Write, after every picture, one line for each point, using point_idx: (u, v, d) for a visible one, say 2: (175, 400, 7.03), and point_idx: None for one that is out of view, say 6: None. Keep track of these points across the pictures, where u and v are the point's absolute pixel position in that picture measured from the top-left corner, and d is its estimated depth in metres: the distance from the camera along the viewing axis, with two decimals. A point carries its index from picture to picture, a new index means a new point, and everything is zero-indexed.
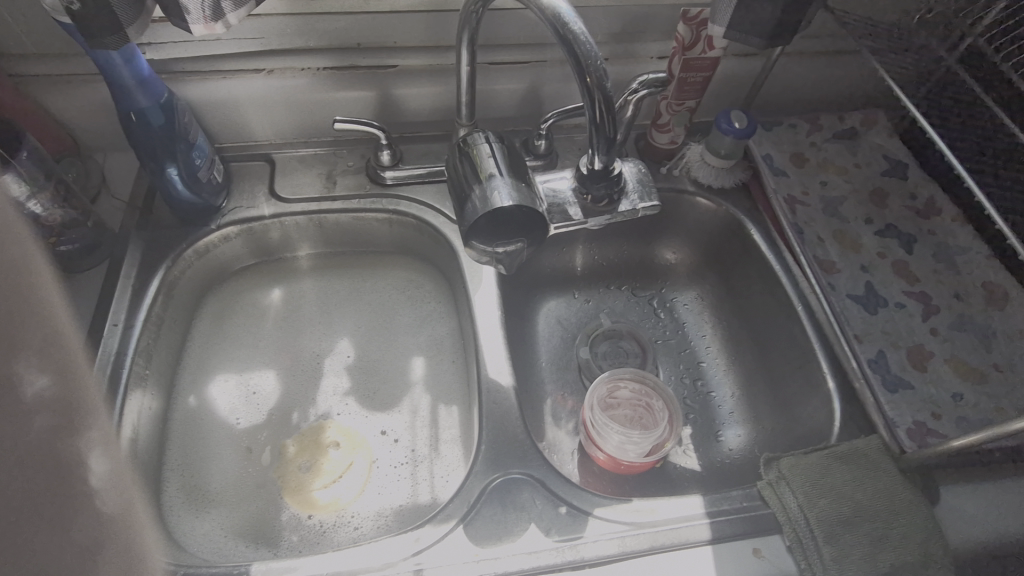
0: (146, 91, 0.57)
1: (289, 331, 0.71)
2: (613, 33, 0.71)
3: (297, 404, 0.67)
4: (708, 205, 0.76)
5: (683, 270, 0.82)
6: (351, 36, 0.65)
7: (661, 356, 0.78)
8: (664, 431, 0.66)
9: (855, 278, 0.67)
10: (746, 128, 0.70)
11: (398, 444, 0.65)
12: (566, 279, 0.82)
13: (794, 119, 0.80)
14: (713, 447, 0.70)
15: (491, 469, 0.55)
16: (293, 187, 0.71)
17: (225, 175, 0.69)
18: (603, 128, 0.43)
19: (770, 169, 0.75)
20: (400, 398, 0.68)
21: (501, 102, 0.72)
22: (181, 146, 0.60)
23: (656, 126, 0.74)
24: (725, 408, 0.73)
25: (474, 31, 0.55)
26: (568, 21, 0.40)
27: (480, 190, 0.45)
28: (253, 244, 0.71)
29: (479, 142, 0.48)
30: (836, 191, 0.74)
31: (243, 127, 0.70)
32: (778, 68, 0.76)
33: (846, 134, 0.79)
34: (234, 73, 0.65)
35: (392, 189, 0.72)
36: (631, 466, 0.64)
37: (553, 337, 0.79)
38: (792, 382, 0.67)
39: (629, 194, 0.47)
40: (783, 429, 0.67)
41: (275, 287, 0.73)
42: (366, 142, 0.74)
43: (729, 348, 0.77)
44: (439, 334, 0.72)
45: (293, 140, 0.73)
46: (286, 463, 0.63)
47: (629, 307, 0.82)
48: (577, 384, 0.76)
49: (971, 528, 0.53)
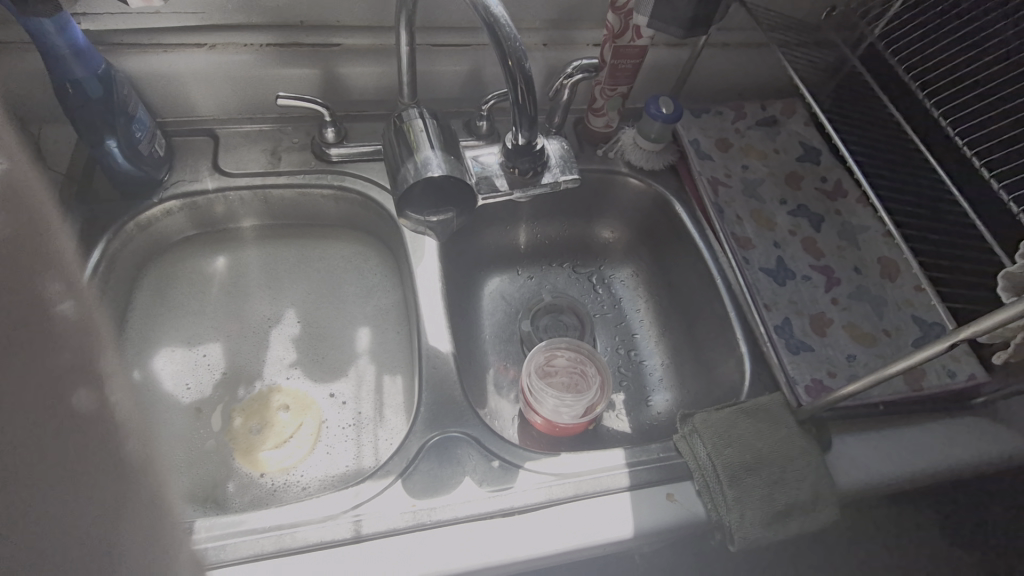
0: (83, 61, 0.57)
1: (235, 304, 0.72)
2: (551, 20, 0.74)
3: (243, 374, 0.68)
4: (640, 185, 0.81)
5: (620, 248, 0.88)
6: (294, 13, 0.66)
7: (598, 327, 0.83)
8: (596, 394, 0.70)
9: (768, 254, 0.74)
10: (673, 113, 0.75)
11: (345, 409, 0.68)
12: (509, 256, 0.86)
13: (721, 106, 0.86)
14: (643, 410, 0.76)
15: (430, 427, 0.58)
16: (238, 162, 0.72)
17: (168, 149, 0.69)
18: (525, 107, 0.47)
19: (696, 153, 0.80)
20: (346, 367, 0.71)
21: (444, 83, 0.75)
22: (121, 118, 0.60)
23: (592, 110, 0.79)
24: (654, 375, 0.79)
25: (411, 12, 0.57)
26: (491, 6, 0.43)
27: (412, 163, 0.48)
28: (197, 217, 0.72)
29: (413, 118, 0.51)
30: (756, 174, 0.81)
31: (186, 102, 0.70)
32: (705, 58, 0.81)
33: (766, 122, 0.85)
34: (175, 47, 0.66)
35: (337, 165, 0.73)
36: (565, 428, 0.68)
37: (497, 310, 0.83)
38: (712, 348, 0.73)
39: (552, 168, 0.52)
40: (703, 392, 0.74)
41: (220, 262, 0.74)
42: (311, 120, 0.76)
43: (659, 320, 0.82)
44: (385, 306, 0.75)
45: (237, 116, 0.74)
46: (236, 427, 0.65)
47: (569, 283, 0.87)
48: (518, 354, 0.80)
49: (857, 471, 0.60)
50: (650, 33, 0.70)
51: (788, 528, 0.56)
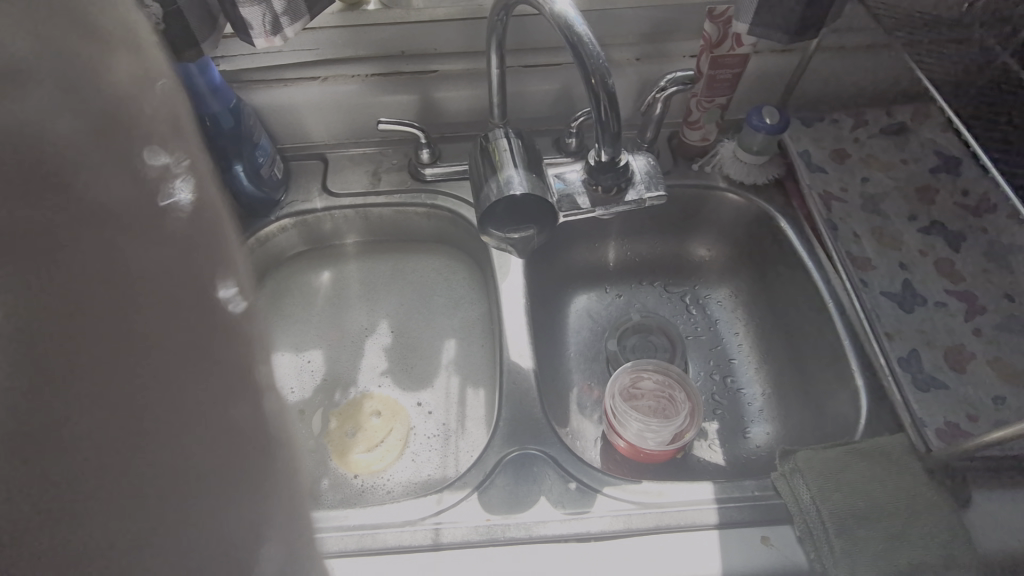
0: (219, 98, 0.65)
1: (337, 315, 0.78)
2: (644, 35, 0.73)
3: (341, 381, 0.73)
4: (739, 200, 0.76)
5: (717, 267, 0.83)
6: (396, 44, 0.71)
7: (691, 351, 0.79)
8: (685, 421, 0.66)
9: (891, 276, 0.66)
10: (777, 123, 0.70)
11: (431, 419, 0.70)
12: (597, 273, 0.84)
13: (836, 115, 0.78)
14: (740, 443, 0.70)
15: (509, 443, 0.58)
16: (343, 183, 0.78)
17: (286, 173, 0.77)
18: (607, 125, 0.46)
19: (806, 165, 0.74)
20: (433, 377, 0.73)
21: (535, 102, 0.76)
22: (247, 146, 0.69)
23: (686, 123, 0.76)
24: (753, 406, 0.72)
25: (500, 38, 0.59)
26: (575, 26, 0.43)
27: (495, 182, 0.49)
28: (308, 234, 0.79)
29: (499, 138, 0.52)
30: (877, 187, 0.72)
31: (303, 130, 0.78)
32: (817, 64, 0.75)
33: (892, 129, 0.77)
34: (294, 81, 0.73)
35: (432, 185, 0.77)
36: (650, 454, 0.65)
37: (583, 327, 0.81)
38: (822, 381, 0.66)
39: (636, 185, 0.50)
40: (810, 428, 0.66)
41: (325, 272, 0.81)
42: (409, 143, 0.81)
43: (760, 345, 0.76)
44: (471, 318, 0.77)
45: (345, 141, 0.80)
46: (332, 431, 0.69)
47: (660, 302, 0.83)
48: (604, 374, 0.77)
49: (1005, 535, 0.51)
50: (752, 40, 0.66)
51: None
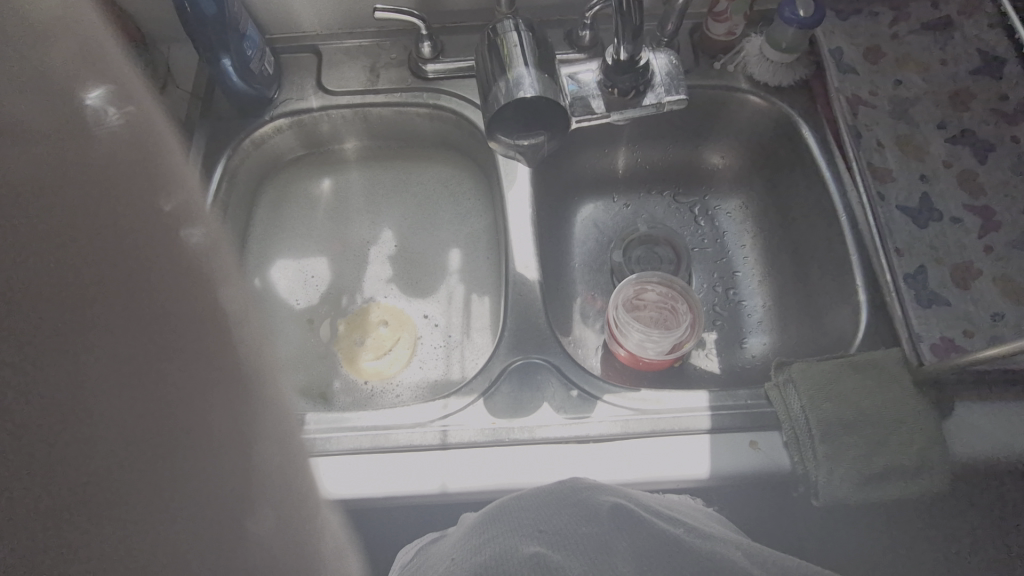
0: None
1: (340, 223, 0.77)
2: None
3: (346, 288, 0.74)
4: (760, 105, 0.72)
5: (730, 176, 0.80)
6: None
7: (696, 263, 0.78)
8: (686, 332, 0.68)
9: (910, 190, 0.64)
10: (811, 17, 0.64)
11: (437, 328, 0.71)
12: (605, 182, 0.81)
13: (877, 5, 0.71)
14: (737, 352, 0.72)
15: (513, 352, 0.60)
16: (338, 80, 0.73)
17: (277, 67, 0.71)
18: (629, 16, 0.42)
19: (837, 65, 0.69)
20: (438, 287, 0.74)
21: None
22: (233, 36, 0.63)
23: (711, 14, 0.70)
24: (753, 318, 0.74)
25: None
26: None
27: (504, 82, 0.45)
28: (305, 136, 0.75)
29: (508, 32, 0.48)
30: (911, 92, 0.68)
31: (291, 16, 0.71)
32: None
33: (937, 24, 0.70)
34: None
35: (433, 83, 0.72)
36: (649, 363, 0.67)
37: (588, 237, 0.80)
38: (825, 295, 0.67)
39: (655, 87, 0.47)
40: (807, 339, 0.68)
41: (326, 178, 0.79)
42: (408, 34, 0.74)
43: (767, 258, 0.76)
44: (476, 228, 0.76)
45: (338, 31, 0.74)
46: (341, 339, 0.71)
47: (669, 213, 0.82)
48: (607, 285, 0.78)
49: (981, 442, 0.54)
50: None
51: (885, 492, 0.52)
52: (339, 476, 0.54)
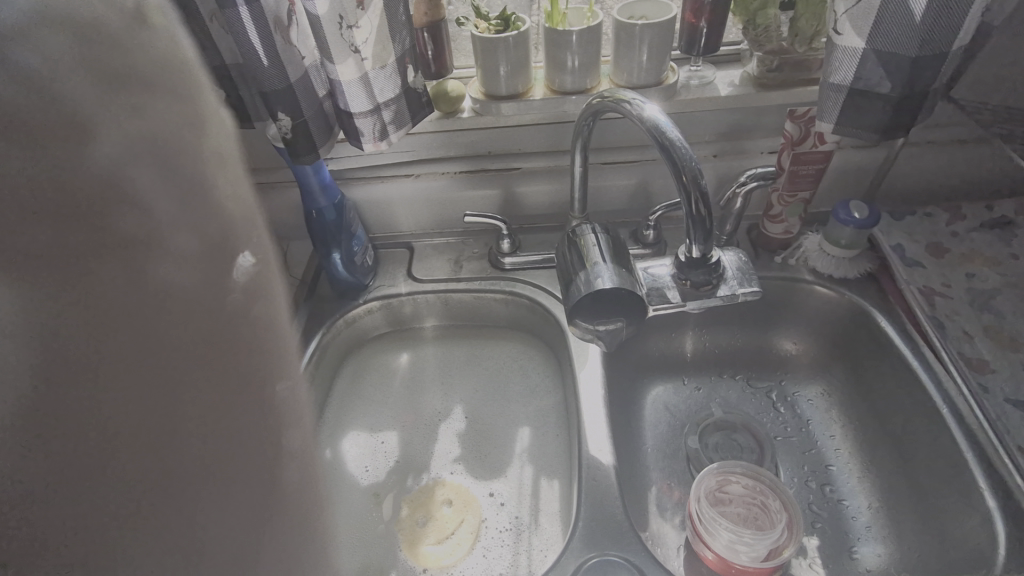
0: (326, 194, 0.72)
1: (413, 398, 0.79)
2: (721, 134, 0.75)
3: (413, 464, 0.72)
4: (828, 294, 0.74)
5: (806, 363, 0.79)
6: (483, 145, 0.77)
7: (781, 454, 0.73)
8: (784, 535, 0.60)
9: (1016, 382, 0.60)
10: (867, 218, 0.69)
11: (503, 510, 0.67)
12: (674, 365, 0.81)
13: (929, 208, 0.76)
14: (848, 563, 0.62)
15: (588, 547, 0.55)
16: (427, 270, 0.82)
17: (375, 259, 0.82)
18: (700, 221, 0.47)
19: (901, 259, 0.71)
20: (506, 466, 0.71)
21: (612, 196, 0.79)
22: (346, 235, 0.75)
23: (768, 216, 0.76)
24: (860, 522, 0.65)
25: (586, 138, 0.62)
26: (666, 131, 0.46)
27: (584, 275, 0.50)
28: (391, 316, 0.82)
29: (587, 233, 0.54)
30: (986, 283, 0.68)
31: (393, 220, 0.84)
32: (904, 159, 0.74)
33: (996, 224, 0.73)
34: (390, 178, 0.80)
35: (510, 273, 0.80)
36: (743, 572, 0.58)
37: (660, 421, 0.77)
38: (943, 498, 0.59)
39: (728, 280, 0.50)
40: (933, 553, 0.58)
41: (404, 353, 0.83)
42: (490, 233, 0.85)
43: (863, 451, 0.70)
44: (546, 407, 0.76)
45: (430, 231, 0.85)
46: (403, 518, 0.67)
47: (745, 398, 0.79)
48: (684, 473, 0.72)
49: None
50: (836, 137, 0.67)
51: None
52: None
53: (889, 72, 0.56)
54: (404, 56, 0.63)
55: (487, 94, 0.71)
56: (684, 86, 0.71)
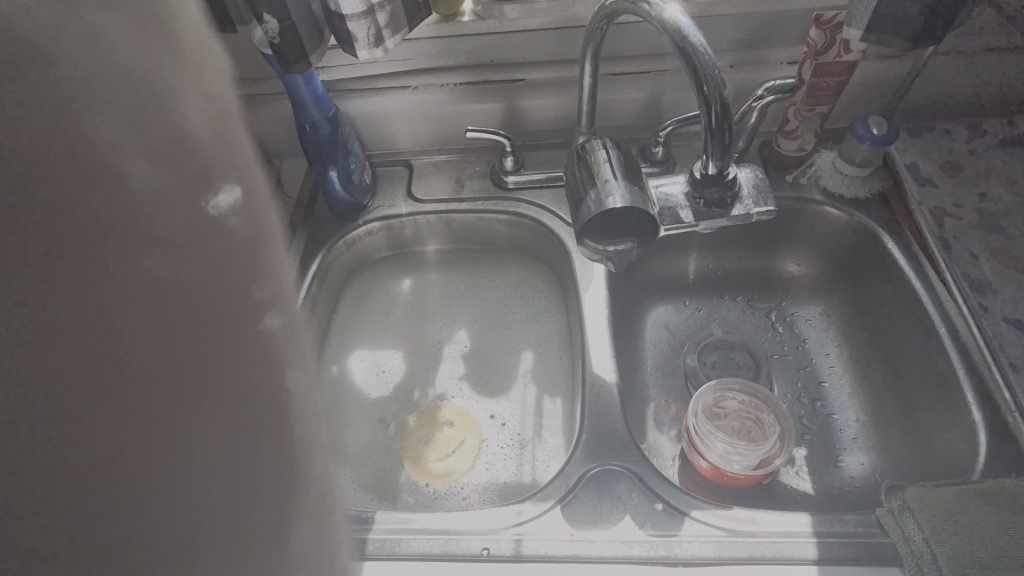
0: (319, 107, 0.68)
1: (417, 321, 0.79)
2: (741, 41, 0.70)
3: (419, 383, 0.74)
4: (838, 215, 0.73)
5: (807, 284, 0.79)
6: (485, 54, 0.72)
7: (777, 372, 0.75)
8: (775, 446, 0.63)
9: (1016, 301, 0.60)
10: (886, 134, 0.66)
11: (505, 428, 0.70)
12: (676, 286, 0.82)
13: (948, 124, 0.73)
14: (833, 470, 0.66)
15: (590, 458, 0.57)
16: (427, 190, 0.79)
17: (373, 178, 0.79)
18: (718, 136, 0.45)
19: (915, 179, 0.70)
20: (509, 385, 0.73)
21: (622, 110, 0.75)
22: (342, 152, 0.71)
23: (782, 133, 0.73)
24: (847, 434, 0.68)
25: (597, 45, 0.58)
26: (688, 35, 0.42)
27: (594, 194, 0.48)
28: (392, 238, 0.81)
29: (597, 149, 0.51)
30: (998, 203, 0.67)
31: (391, 137, 0.80)
32: (930, 70, 0.70)
33: (1015, 141, 0.70)
34: (386, 90, 0.75)
35: (513, 193, 0.78)
36: (734, 479, 0.61)
37: (660, 340, 0.79)
38: (929, 411, 0.62)
39: (744, 199, 0.49)
40: (915, 461, 0.62)
41: (406, 277, 0.83)
42: (492, 150, 0.82)
43: (856, 370, 0.72)
44: (549, 328, 0.77)
45: (429, 148, 0.82)
46: (407, 436, 0.70)
47: (744, 319, 0.80)
48: (682, 390, 0.75)
49: None
50: (862, 46, 0.63)
51: None
52: None
53: None
54: None
55: None
56: None
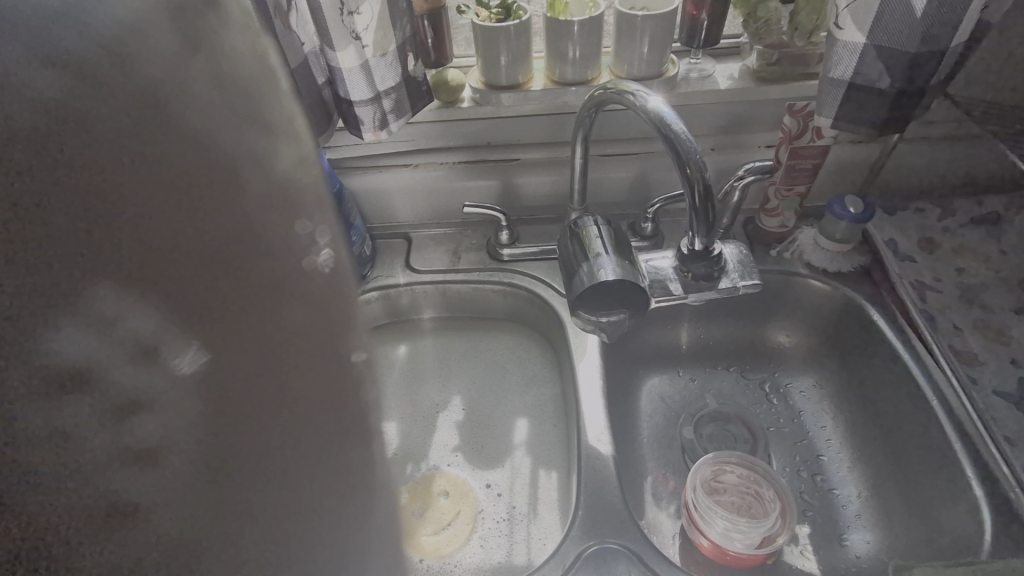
0: (324, 183, 0.71)
1: (411, 389, 0.79)
2: (721, 127, 0.75)
3: (412, 454, 0.73)
4: (823, 287, 0.75)
5: (799, 355, 0.80)
6: (482, 136, 0.77)
7: (775, 444, 0.74)
8: (777, 523, 0.61)
9: (1003, 374, 0.61)
10: (861, 213, 0.71)
11: (500, 501, 0.68)
12: (670, 356, 0.82)
13: (921, 202, 0.77)
14: (838, 550, 0.64)
15: (587, 535, 0.56)
16: (425, 261, 0.82)
17: (372, 250, 0.82)
18: (703, 214, 0.47)
19: (893, 253, 0.73)
20: (504, 457, 0.72)
21: (611, 188, 0.79)
22: (344, 224, 0.74)
23: (764, 210, 0.77)
24: (850, 509, 0.67)
25: (588, 129, 0.62)
26: (671, 123, 0.46)
27: (587, 266, 0.50)
28: (389, 307, 0.82)
29: (588, 225, 0.54)
30: (975, 278, 0.69)
31: (390, 210, 0.83)
32: (898, 155, 0.75)
33: (985, 219, 0.74)
34: (388, 167, 0.79)
35: (508, 264, 0.80)
36: (737, 558, 0.59)
37: (656, 411, 0.78)
38: (930, 486, 0.61)
39: (730, 273, 0.51)
40: (921, 539, 0.60)
41: (402, 345, 0.83)
42: (488, 224, 0.85)
43: (854, 441, 0.71)
44: (544, 399, 0.76)
45: (428, 221, 0.85)
46: (400, 509, 0.67)
47: (738, 389, 0.80)
48: (680, 463, 0.73)
49: None
50: (832, 132, 0.68)
51: None
52: None
53: (888, 67, 0.57)
54: (405, 44, 0.62)
55: (487, 84, 0.70)
56: (684, 79, 0.71)
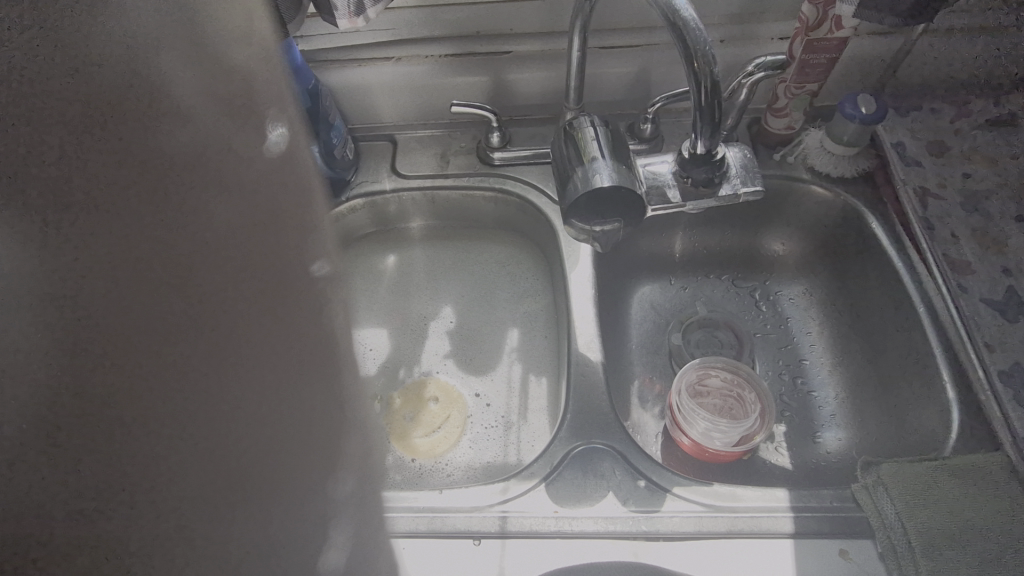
0: (298, 78, 0.65)
1: (401, 299, 0.79)
2: (732, 15, 0.69)
3: (404, 361, 0.74)
4: (824, 194, 0.73)
5: (792, 263, 0.80)
6: (471, 24, 0.71)
7: (759, 350, 0.76)
8: (755, 423, 0.64)
9: (993, 282, 0.61)
10: (874, 113, 0.66)
11: (490, 407, 0.70)
12: (662, 265, 0.82)
13: (936, 103, 0.73)
14: (810, 447, 0.67)
15: (574, 436, 0.58)
16: (411, 165, 0.78)
17: (356, 153, 0.77)
18: (707, 114, 0.44)
19: (900, 158, 0.70)
20: (495, 364, 0.73)
21: (610, 86, 0.73)
22: (323, 125, 0.69)
23: (771, 110, 0.73)
24: (826, 410, 0.70)
25: (587, 16, 0.56)
26: (679, 8, 0.41)
27: (581, 171, 0.48)
28: (376, 215, 0.79)
29: (585, 125, 0.50)
30: (981, 184, 0.67)
31: (373, 110, 0.78)
32: (920, 48, 0.69)
33: (1001, 121, 0.70)
34: (369, 61, 0.73)
35: (499, 169, 0.76)
36: (716, 455, 0.63)
37: (646, 319, 0.79)
38: (905, 389, 0.63)
39: (732, 178, 0.48)
40: (890, 437, 0.64)
41: (391, 254, 0.82)
42: (478, 125, 0.80)
43: (837, 347, 0.73)
44: (535, 308, 0.77)
45: (413, 122, 0.80)
46: (393, 412, 0.70)
47: (728, 297, 0.81)
48: (666, 368, 0.75)
49: None
50: (853, 22, 0.62)
51: None
52: (417, 559, 0.52)
53: None
54: None
55: None
56: None
